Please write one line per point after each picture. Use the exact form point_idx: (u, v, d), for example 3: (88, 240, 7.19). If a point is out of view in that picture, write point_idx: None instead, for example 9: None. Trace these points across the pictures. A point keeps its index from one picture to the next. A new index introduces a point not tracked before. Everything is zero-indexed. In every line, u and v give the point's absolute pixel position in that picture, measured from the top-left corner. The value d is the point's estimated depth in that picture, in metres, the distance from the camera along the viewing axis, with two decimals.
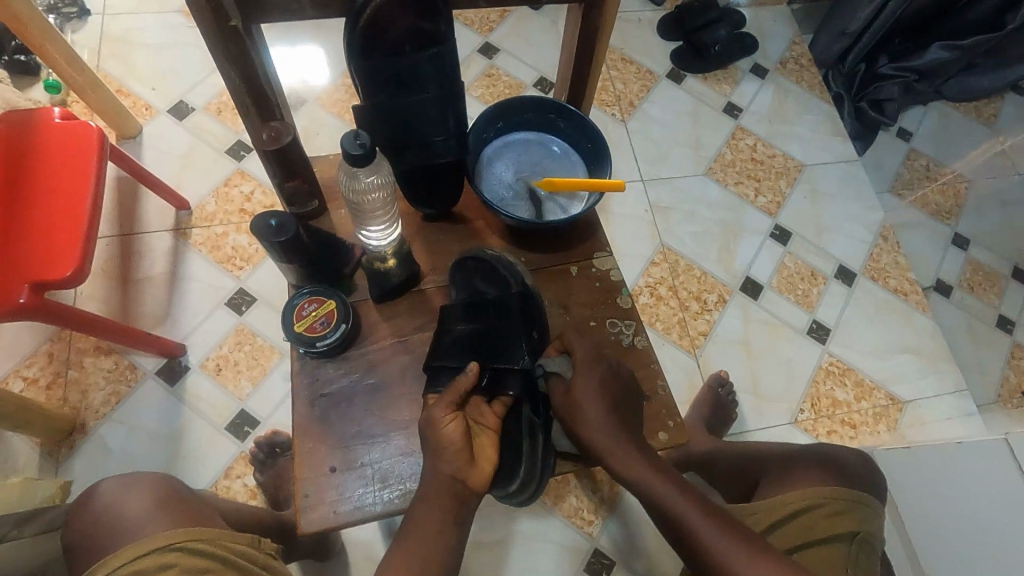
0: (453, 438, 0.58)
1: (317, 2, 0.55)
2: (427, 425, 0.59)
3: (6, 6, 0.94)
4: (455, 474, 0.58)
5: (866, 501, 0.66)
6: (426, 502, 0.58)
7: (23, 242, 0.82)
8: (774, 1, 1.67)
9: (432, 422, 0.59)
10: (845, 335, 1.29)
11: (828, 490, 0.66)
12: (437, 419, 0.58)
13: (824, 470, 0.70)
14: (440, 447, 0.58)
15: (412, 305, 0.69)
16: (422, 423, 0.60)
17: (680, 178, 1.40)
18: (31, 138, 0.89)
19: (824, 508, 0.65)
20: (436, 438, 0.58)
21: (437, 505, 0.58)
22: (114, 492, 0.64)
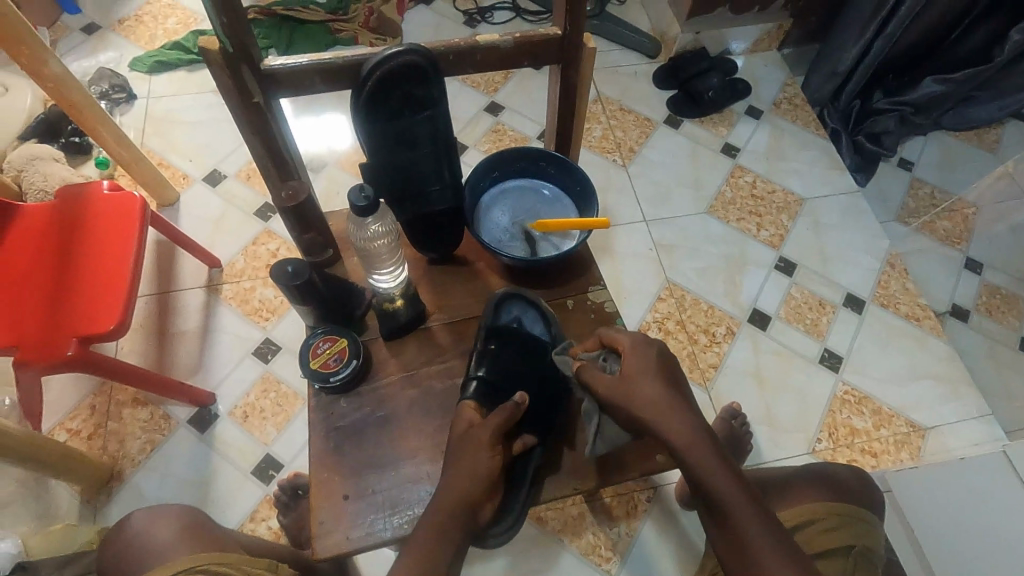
0: (485, 469, 0.62)
1: (327, 78, 0.64)
2: (466, 455, 0.62)
3: (65, 95, 1.06)
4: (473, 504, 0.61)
5: (857, 515, 0.71)
6: (439, 515, 0.60)
7: (74, 301, 0.91)
8: (764, 48, 1.76)
9: (473, 453, 0.63)
10: (858, 363, 1.29)
11: (823, 506, 0.70)
12: (481, 451, 0.63)
13: (818, 487, 0.76)
14: (470, 477, 0.61)
15: (418, 341, 0.74)
16: (461, 440, 0.64)
17: (681, 217, 1.46)
18: (83, 208, 1.00)
19: (818, 524, 0.69)
20: (475, 465, 0.62)
21: (449, 521, 0.60)
22: (149, 522, 0.70)
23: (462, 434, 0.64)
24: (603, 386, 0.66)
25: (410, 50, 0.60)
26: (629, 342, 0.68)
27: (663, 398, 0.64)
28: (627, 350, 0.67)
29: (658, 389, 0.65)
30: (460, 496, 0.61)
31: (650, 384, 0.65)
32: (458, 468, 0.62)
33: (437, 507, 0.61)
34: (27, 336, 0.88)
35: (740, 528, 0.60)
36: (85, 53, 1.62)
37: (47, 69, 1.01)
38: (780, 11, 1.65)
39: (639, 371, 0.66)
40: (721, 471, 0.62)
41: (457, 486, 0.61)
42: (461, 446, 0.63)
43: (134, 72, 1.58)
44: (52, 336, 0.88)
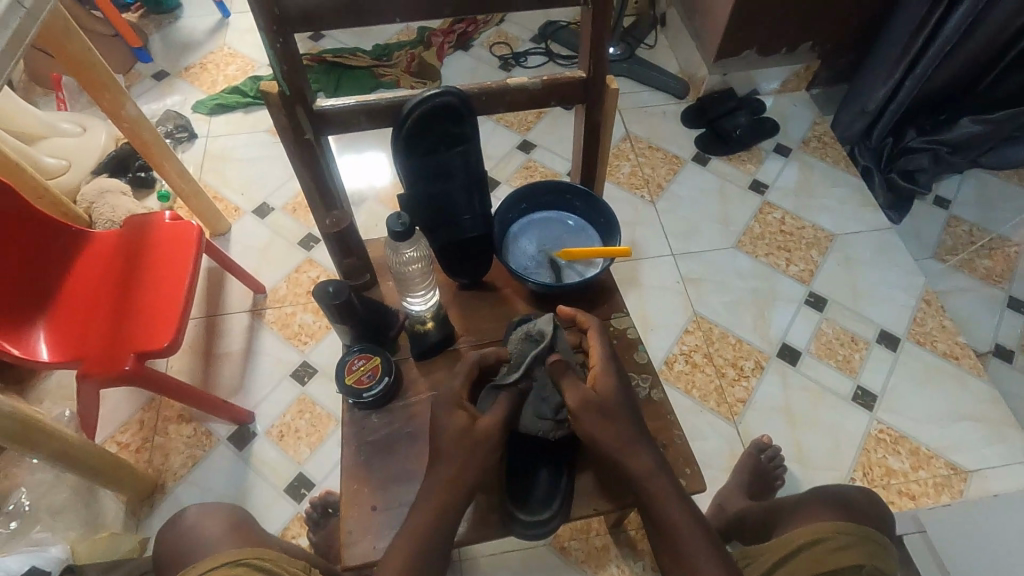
0: (479, 467, 0.63)
1: (372, 117, 0.70)
2: (456, 456, 0.64)
3: (137, 135, 1.15)
4: (462, 502, 0.63)
5: (873, 537, 0.73)
6: (431, 516, 0.62)
7: (134, 320, 0.99)
8: (792, 88, 1.79)
9: (472, 453, 0.64)
10: (894, 401, 1.26)
11: (836, 526, 0.73)
12: (479, 449, 0.64)
13: (829, 509, 0.81)
14: (467, 474, 0.63)
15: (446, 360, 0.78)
16: (452, 435, 0.64)
17: (709, 251, 1.47)
18: (147, 235, 1.09)
19: (830, 542, 0.72)
20: (467, 461, 0.63)
21: (437, 520, 0.62)
22: (202, 519, 0.80)
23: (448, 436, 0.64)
24: (575, 399, 0.66)
25: (447, 92, 0.66)
26: (601, 361, 0.70)
27: (627, 425, 0.67)
28: (599, 368, 0.69)
29: (621, 416, 0.67)
30: (447, 501, 0.63)
31: (617, 408, 0.67)
32: (451, 466, 0.63)
33: (427, 508, 0.63)
34: (91, 351, 0.96)
35: (692, 557, 0.64)
36: (154, 97, 1.78)
37: (124, 111, 1.11)
38: (808, 53, 1.69)
39: (609, 394, 0.67)
40: (675, 502, 0.66)
41: (447, 485, 0.63)
42: (457, 444, 0.64)
43: (196, 114, 1.72)
44: (113, 353, 0.95)
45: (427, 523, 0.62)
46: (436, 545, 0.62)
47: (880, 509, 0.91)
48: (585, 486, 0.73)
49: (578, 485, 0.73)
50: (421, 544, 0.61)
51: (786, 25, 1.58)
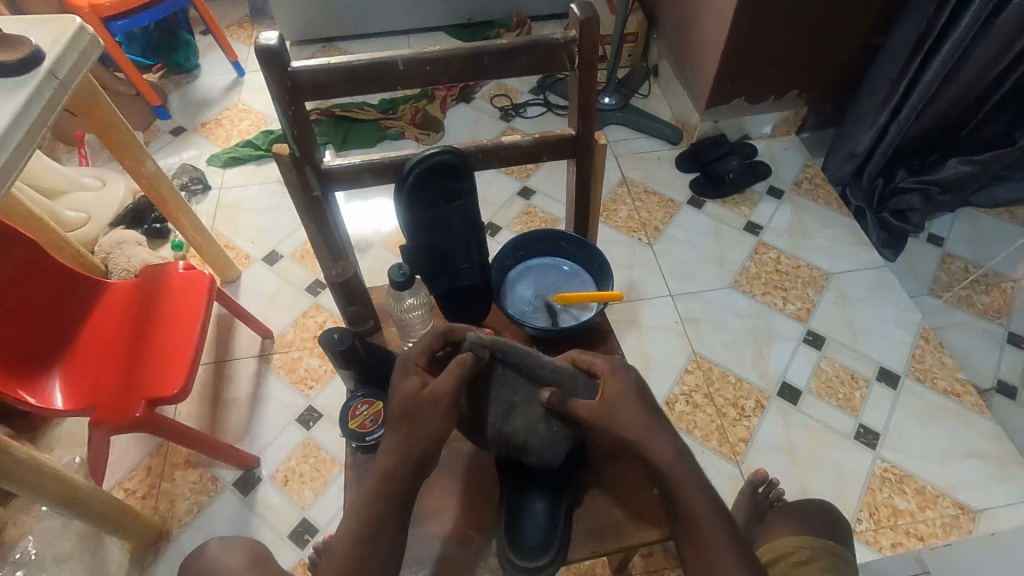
0: (428, 433, 0.63)
1: (374, 174, 0.74)
2: (411, 420, 0.63)
3: (156, 190, 1.21)
4: (413, 470, 0.63)
5: (830, 550, 0.79)
6: (381, 488, 0.63)
7: (145, 368, 1.02)
8: (782, 132, 1.85)
9: (428, 412, 0.63)
10: (897, 440, 1.26)
11: (797, 541, 0.80)
12: (437, 399, 0.63)
13: (794, 525, 0.88)
14: (417, 435, 0.63)
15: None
16: (403, 396, 0.63)
17: (706, 291, 1.50)
18: (161, 286, 1.13)
19: (793, 556, 0.78)
20: (422, 416, 0.63)
21: (389, 495, 0.63)
22: (224, 551, 0.83)
23: (414, 394, 0.63)
24: (586, 414, 0.65)
25: (446, 151, 0.71)
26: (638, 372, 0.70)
27: (643, 417, 0.66)
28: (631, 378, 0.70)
29: (639, 408, 0.66)
30: (395, 473, 0.63)
31: (633, 405, 0.66)
32: (407, 429, 0.63)
33: (377, 482, 0.63)
34: (103, 399, 0.99)
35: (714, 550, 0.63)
36: (170, 152, 1.87)
37: (144, 168, 1.16)
38: (796, 100, 1.76)
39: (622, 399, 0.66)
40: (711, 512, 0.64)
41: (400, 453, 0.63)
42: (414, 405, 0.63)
43: (210, 167, 1.80)
44: (125, 399, 0.98)
45: (377, 499, 0.62)
46: (388, 521, 0.62)
47: (845, 522, 0.89)
48: (586, 528, 0.74)
49: (581, 526, 0.74)
50: (371, 523, 0.62)
51: (772, 74, 1.66)
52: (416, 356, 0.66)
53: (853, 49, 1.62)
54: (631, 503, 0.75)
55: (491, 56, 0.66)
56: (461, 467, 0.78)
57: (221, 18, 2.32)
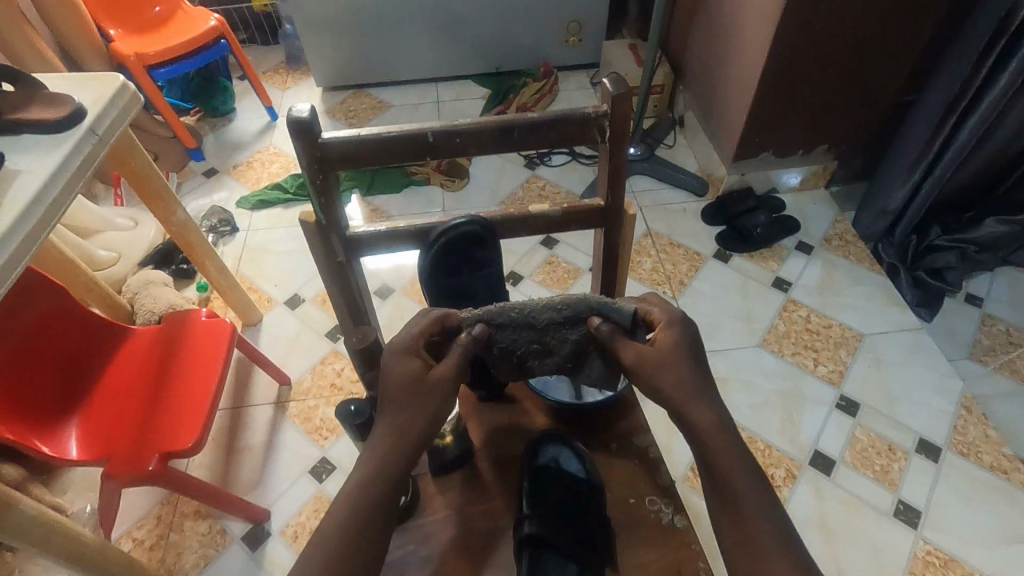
0: (429, 416, 0.59)
1: (398, 240, 0.73)
2: (412, 394, 0.59)
3: (184, 237, 1.23)
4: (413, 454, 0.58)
5: None
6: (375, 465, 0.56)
7: (161, 418, 1.01)
8: (811, 186, 1.83)
9: (432, 381, 0.60)
10: (939, 519, 1.18)
11: None
12: (439, 376, 0.60)
13: None
14: (416, 415, 0.58)
15: (470, 479, 0.76)
16: (401, 382, 0.59)
17: (733, 349, 1.46)
18: (182, 333, 1.13)
19: None
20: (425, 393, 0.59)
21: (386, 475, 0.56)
22: None
23: (411, 382, 0.59)
24: (632, 357, 0.62)
25: (471, 221, 0.70)
26: (664, 318, 0.64)
27: (694, 379, 0.61)
28: (660, 324, 0.64)
29: (685, 366, 0.61)
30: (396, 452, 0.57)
31: (680, 366, 0.61)
32: (407, 407, 0.58)
33: (373, 461, 0.56)
34: (117, 450, 0.98)
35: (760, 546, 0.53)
36: (202, 193, 1.91)
37: (174, 217, 1.18)
38: (825, 154, 1.74)
39: (671, 350, 0.61)
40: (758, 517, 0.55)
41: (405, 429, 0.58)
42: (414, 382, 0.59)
43: (239, 209, 1.84)
44: (139, 450, 0.97)
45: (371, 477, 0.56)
46: (381, 506, 0.55)
47: None
48: None
49: None
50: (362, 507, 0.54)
51: (801, 129, 1.65)
52: (412, 335, 0.61)
53: (884, 106, 1.61)
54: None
55: (521, 130, 0.65)
56: (475, 549, 0.71)
57: (258, 64, 2.41)
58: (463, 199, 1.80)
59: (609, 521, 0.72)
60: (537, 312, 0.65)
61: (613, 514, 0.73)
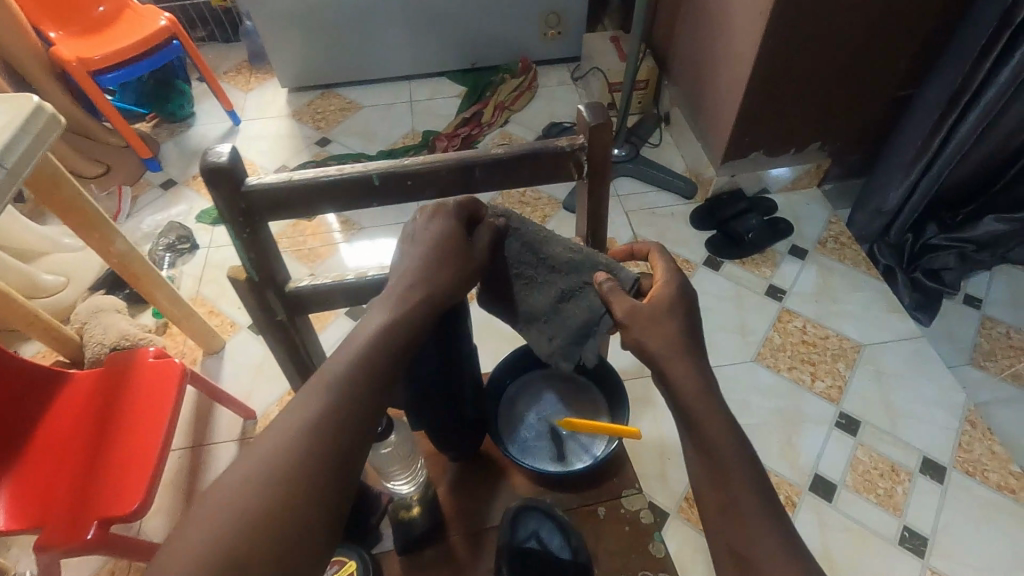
0: (402, 345, 0.50)
1: (349, 295, 0.63)
2: (385, 308, 0.52)
3: (127, 268, 1.12)
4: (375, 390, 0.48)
5: None
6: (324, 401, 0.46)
7: (102, 478, 0.91)
8: (803, 185, 1.75)
9: (411, 287, 0.53)
10: (947, 546, 1.12)
11: None
12: (417, 282, 0.53)
13: None
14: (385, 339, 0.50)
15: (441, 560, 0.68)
16: (415, 252, 0.55)
17: (727, 365, 1.38)
18: (127, 376, 1.02)
19: None
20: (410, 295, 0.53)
21: (335, 415, 0.46)
22: None
23: (425, 260, 0.54)
24: (621, 311, 0.59)
25: None
26: (665, 276, 0.61)
27: (686, 338, 0.58)
28: (660, 281, 0.61)
29: (675, 325, 0.58)
30: (349, 385, 0.47)
31: (671, 320, 0.58)
32: (375, 323, 0.51)
33: (320, 390, 0.47)
34: (51, 517, 0.88)
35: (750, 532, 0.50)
36: (159, 206, 1.78)
37: (114, 248, 1.08)
38: (818, 152, 1.66)
39: (666, 306, 0.59)
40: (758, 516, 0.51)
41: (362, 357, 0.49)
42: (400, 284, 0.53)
43: (200, 223, 1.71)
44: (76, 517, 0.87)
45: (313, 415, 0.45)
46: (305, 456, 0.44)
47: None
48: None
49: None
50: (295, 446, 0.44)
51: (793, 128, 1.56)
52: (427, 229, 0.56)
53: (879, 102, 1.52)
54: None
55: (483, 167, 0.56)
56: None
57: (219, 63, 2.26)
58: None
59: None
60: (553, 240, 0.63)
61: None
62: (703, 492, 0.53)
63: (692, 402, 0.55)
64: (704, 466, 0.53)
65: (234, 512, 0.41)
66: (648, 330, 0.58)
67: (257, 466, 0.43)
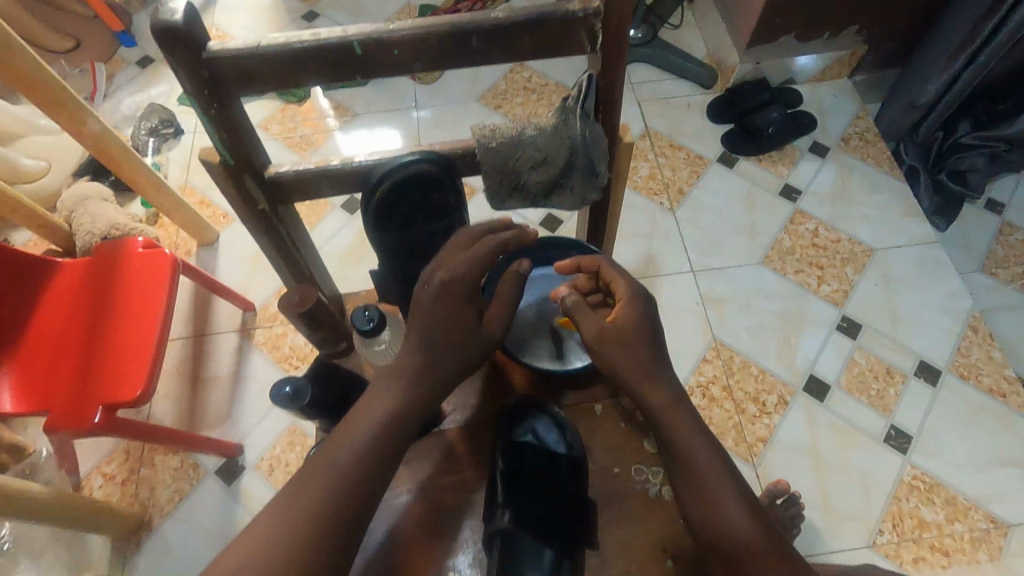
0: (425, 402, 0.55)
1: (333, 183, 0.58)
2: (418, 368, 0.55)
3: (106, 153, 1.06)
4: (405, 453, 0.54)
5: None
6: (351, 460, 0.51)
7: (102, 365, 0.91)
8: (833, 75, 1.61)
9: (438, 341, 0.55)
10: (930, 444, 1.15)
11: None
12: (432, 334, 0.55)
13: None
14: (406, 402, 0.54)
15: (442, 508, 0.64)
16: (438, 302, 0.55)
17: (733, 267, 1.35)
18: (117, 265, 0.99)
19: None
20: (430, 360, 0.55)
21: (361, 470, 0.51)
22: None
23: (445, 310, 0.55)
24: (590, 332, 0.62)
25: (425, 160, 0.55)
26: (625, 293, 0.63)
27: (651, 359, 0.61)
28: (623, 299, 0.63)
29: (643, 348, 0.61)
30: (385, 437, 0.53)
31: (639, 342, 0.61)
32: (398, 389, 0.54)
33: (360, 440, 0.52)
34: (58, 400, 0.89)
35: (720, 512, 0.54)
36: (137, 86, 1.65)
37: (87, 129, 1.01)
38: (855, 37, 1.50)
39: (630, 328, 0.61)
40: (723, 484, 0.55)
41: (386, 419, 0.53)
42: (434, 339, 0.55)
43: (183, 106, 1.60)
44: (80, 402, 0.88)
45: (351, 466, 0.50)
46: (330, 525, 0.48)
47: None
48: None
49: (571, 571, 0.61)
50: (324, 498, 0.49)
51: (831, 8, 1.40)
52: (457, 293, 0.56)
53: None
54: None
55: (481, 34, 0.49)
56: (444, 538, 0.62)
57: None
58: (439, 93, 1.56)
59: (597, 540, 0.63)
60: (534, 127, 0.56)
61: (594, 484, 0.67)
62: (697, 504, 0.55)
63: (684, 426, 0.58)
64: (705, 484, 0.55)
65: (268, 543, 0.46)
66: (643, 382, 0.60)
67: (288, 510, 0.48)
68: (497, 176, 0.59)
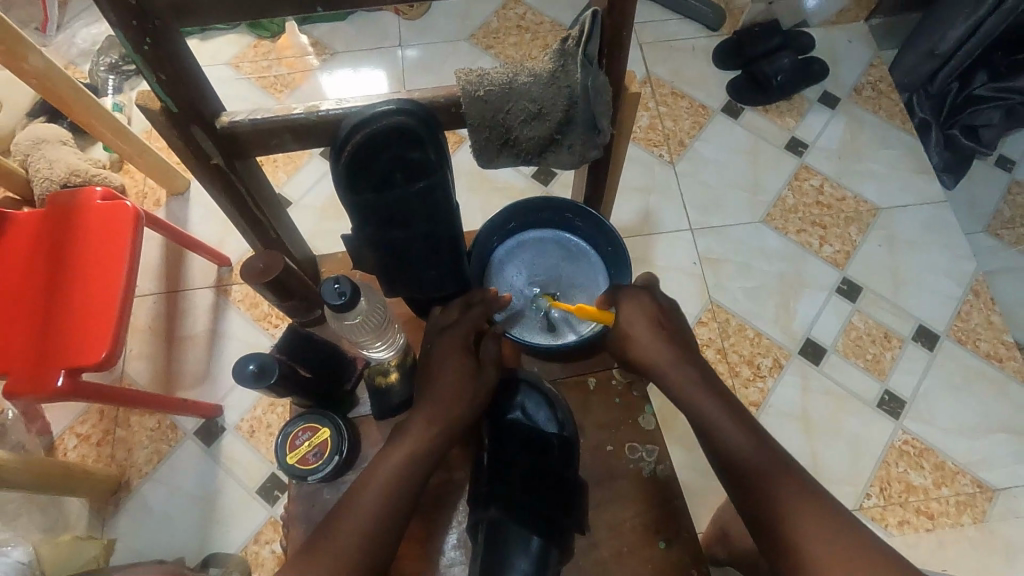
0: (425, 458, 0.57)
1: (296, 136, 0.56)
2: (416, 438, 0.58)
3: (51, 91, 0.97)
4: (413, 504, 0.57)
5: None
6: (369, 519, 0.54)
7: (61, 327, 0.85)
8: (848, 19, 1.50)
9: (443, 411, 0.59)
10: (923, 409, 1.14)
11: None
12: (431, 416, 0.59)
13: None
14: (416, 461, 0.57)
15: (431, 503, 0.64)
16: (448, 375, 0.60)
17: (733, 225, 1.29)
18: (73, 218, 0.91)
19: None
20: (439, 415, 0.58)
21: (382, 525, 0.54)
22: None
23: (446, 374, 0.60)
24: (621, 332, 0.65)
25: (400, 112, 0.49)
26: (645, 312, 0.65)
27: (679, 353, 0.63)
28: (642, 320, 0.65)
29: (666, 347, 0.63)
30: (392, 494, 0.55)
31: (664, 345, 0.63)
32: (404, 442, 0.57)
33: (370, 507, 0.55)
34: (15, 364, 0.83)
35: (762, 483, 0.56)
36: (94, 16, 1.50)
37: (28, 63, 0.91)
38: None
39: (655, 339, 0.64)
40: (756, 450, 0.58)
41: (398, 480, 0.56)
42: (439, 417, 0.58)
43: None
44: (41, 366, 0.83)
45: (363, 529, 0.54)
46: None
47: None
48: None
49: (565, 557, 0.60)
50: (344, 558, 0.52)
51: None
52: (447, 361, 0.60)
53: None
54: (642, 565, 0.62)
55: None
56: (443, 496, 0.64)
57: None
58: (426, 30, 1.44)
59: (586, 521, 0.62)
60: (529, 75, 0.52)
61: (585, 463, 0.65)
62: (742, 482, 0.58)
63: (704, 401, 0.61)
64: (737, 459, 0.58)
65: None
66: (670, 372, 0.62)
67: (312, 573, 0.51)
68: (485, 127, 0.55)
